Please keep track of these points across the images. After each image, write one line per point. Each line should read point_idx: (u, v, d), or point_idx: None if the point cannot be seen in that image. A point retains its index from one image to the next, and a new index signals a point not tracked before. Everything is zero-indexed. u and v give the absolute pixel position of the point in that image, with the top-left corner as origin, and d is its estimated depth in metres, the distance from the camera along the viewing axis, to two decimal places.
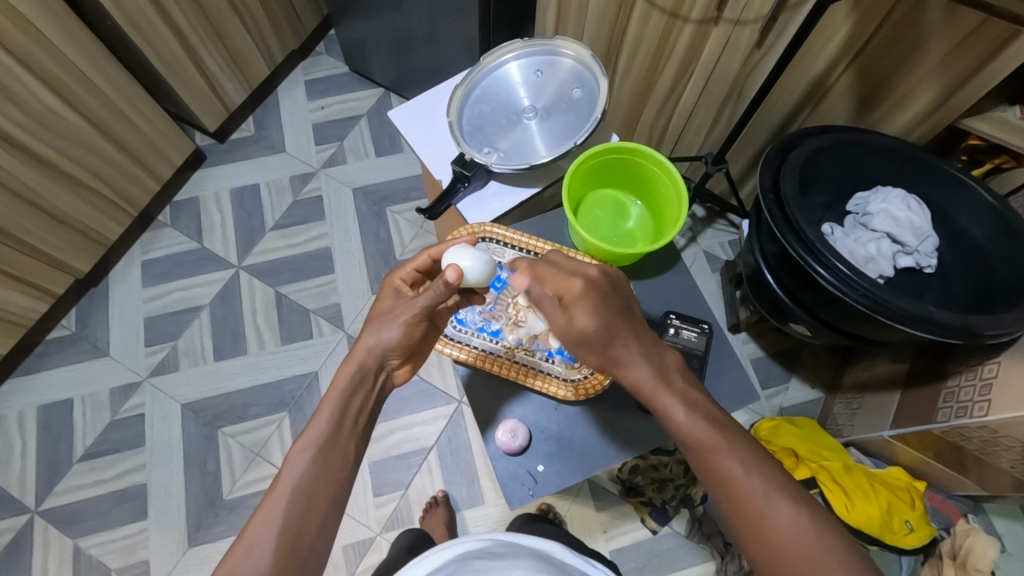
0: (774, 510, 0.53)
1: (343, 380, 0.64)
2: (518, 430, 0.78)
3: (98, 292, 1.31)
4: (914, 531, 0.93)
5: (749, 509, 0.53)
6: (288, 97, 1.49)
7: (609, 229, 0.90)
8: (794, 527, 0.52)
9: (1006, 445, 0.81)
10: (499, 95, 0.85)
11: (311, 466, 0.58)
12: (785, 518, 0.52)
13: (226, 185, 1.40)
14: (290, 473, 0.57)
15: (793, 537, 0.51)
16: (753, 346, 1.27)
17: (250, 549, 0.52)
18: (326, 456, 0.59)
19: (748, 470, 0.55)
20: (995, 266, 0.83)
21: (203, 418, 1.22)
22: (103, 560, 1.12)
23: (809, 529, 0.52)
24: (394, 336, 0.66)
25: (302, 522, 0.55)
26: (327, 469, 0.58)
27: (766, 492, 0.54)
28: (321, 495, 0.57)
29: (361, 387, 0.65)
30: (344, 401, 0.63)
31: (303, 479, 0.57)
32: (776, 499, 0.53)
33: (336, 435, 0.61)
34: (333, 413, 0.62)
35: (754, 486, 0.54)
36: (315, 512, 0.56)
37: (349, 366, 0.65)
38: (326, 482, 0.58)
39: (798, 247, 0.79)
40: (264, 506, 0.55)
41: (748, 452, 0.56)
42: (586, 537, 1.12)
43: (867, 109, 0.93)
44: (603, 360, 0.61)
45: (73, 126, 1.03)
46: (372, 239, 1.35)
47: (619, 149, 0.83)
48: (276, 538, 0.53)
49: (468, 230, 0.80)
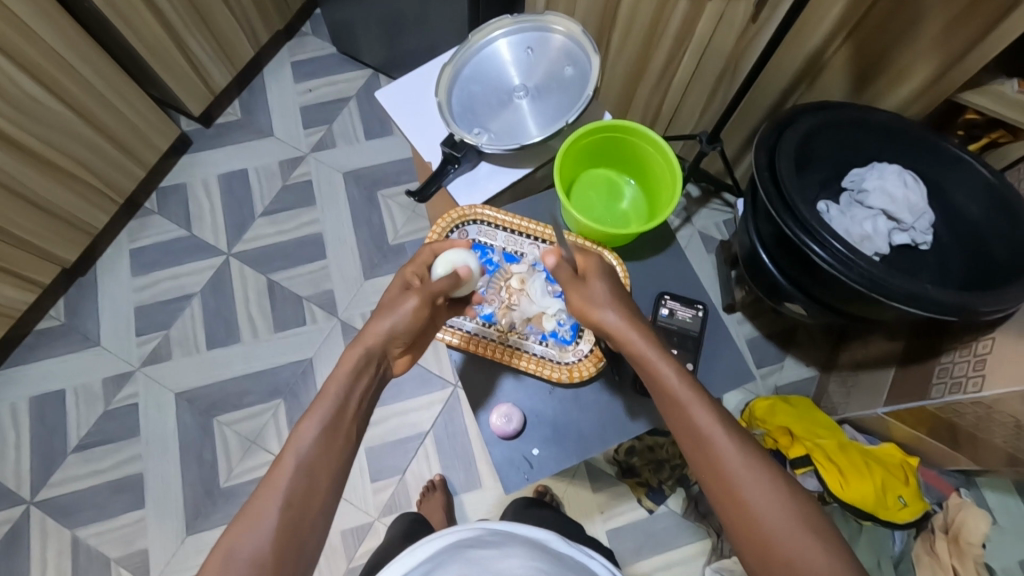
0: (756, 483, 0.52)
1: (347, 364, 0.62)
2: (517, 424, 0.77)
3: (87, 283, 1.29)
4: (908, 506, 0.94)
5: (730, 480, 0.53)
6: (275, 80, 1.45)
7: (602, 212, 0.87)
8: (773, 502, 0.51)
9: (999, 420, 0.82)
10: (489, 73, 0.82)
11: (316, 440, 0.56)
12: (764, 502, 0.51)
13: (214, 171, 1.38)
14: (297, 446, 0.56)
15: (770, 512, 0.51)
16: (748, 327, 1.26)
17: (253, 526, 0.50)
18: (330, 433, 0.57)
19: (733, 442, 0.55)
20: (992, 245, 0.82)
21: (198, 407, 1.21)
22: (102, 550, 1.12)
23: (788, 507, 0.51)
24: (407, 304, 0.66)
25: (305, 501, 0.53)
26: (332, 445, 0.57)
27: (748, 464, 0.53)
28: (323, 475, 0.55)
29: (365, 371, 0.63)
30: (350, 384, 0.61)
31: (307, 455, 0.55)
32: (757, 473, 0.53)
33: (337, 409, 0.59)
34: (338, 394, 0.60)
35: (738, 457, 0.54)
36: (316, 491, 0.54)
37: (356, 350, 0.64)
38: (330, 460, 0.56)
39: (793, 226, 0.78)
40: (267, 481, 0.53)
41: (734, 428, 0.56)
42: (584, 518, 1.13)
43: (864, 84, 0.91)
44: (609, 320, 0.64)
45: (57, 114, 1.00)
46: (364, 225, 1.34)
47: (612, 126, 0.80)
48: (279, 514, 0.51)
49: (459, 212, 0.80)
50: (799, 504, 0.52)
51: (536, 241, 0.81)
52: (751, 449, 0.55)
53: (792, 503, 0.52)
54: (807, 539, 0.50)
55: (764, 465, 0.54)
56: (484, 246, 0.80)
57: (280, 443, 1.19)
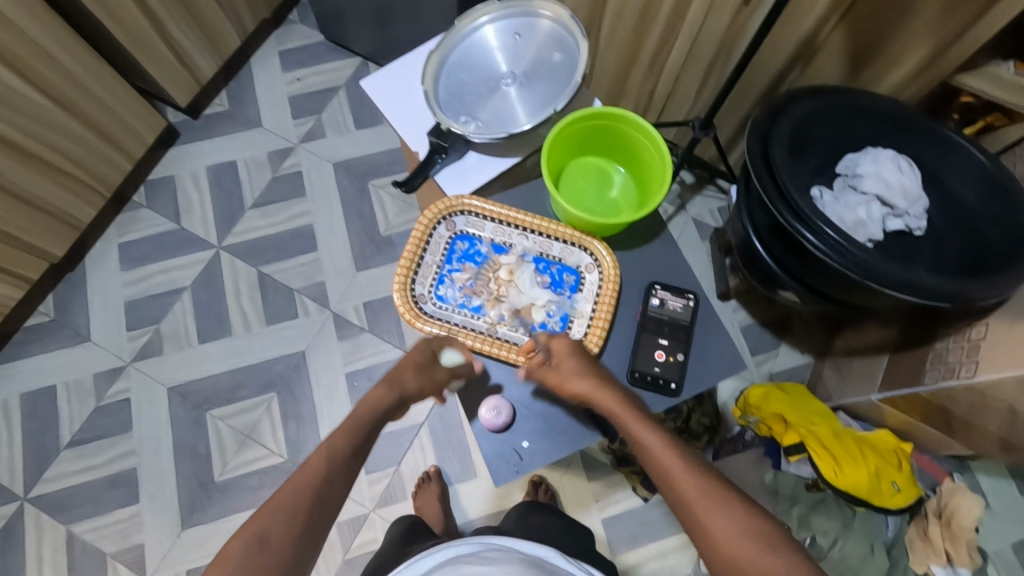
0: (721, 511, 0.53)
1: (375, 400, 0.66)
2: (502, 418, 0.75)
3: (76, 278, 1.28)
4: (901, 492, 0.94)
5: (694, 512, 0.54)
6: (263, 69, 1.43)
7: (591, 200, 0.85)
8: (739, 529, 0.52)
9: (993, 408, 0.81)
10: (477, 60, 0.80)
11: (345, 450, 0.60)
12: (731, 533, 0.51)
13: (202, 163, 1.36)
14: (328, 449, 0.59)
15: (737, 540, 0.51)
16: (743, 314, 1.26)
17: (279, 512, 0.53)
18: (356, 447, 0.61)
19: (698, 479, 0.55)
20: (986, 230, 0.82)
21: (191, 401, 1.21)
22: (98, 545, 1.12)
23: (755, 534, 0.51)
24: (438, 374, 0.72)
25: (325, 488, 0.56)
26: (356, 457, 0.61)
27: (712, 494, 0.54)
28: (341, 468, 0.58)
29: (389, 407, 0.67)
30: (376, 416, 0.65)
31: (335, 460, 0.59)
32: (722, 505, 0.53)
33: (364, 430, 0.63)
34: (361, 412, 0.65)
35: (701, 489, 0.55)
36: (334, 481, 0.57)
37: (387, 396, 0.67)
38: (347, 457, 0.60)
39: (786, 213, 0.76)
40: (297, 475, 0.56)
41: (700, 467, 0.57)
42: (578, 507, 1.13)
43: (859, 67, 0.90)
44: (583, 390, 0.66)
45: (40, 106, 0.98)
46: (355, 215, 1.32)
47: (602, 115, 0.78)
48: (304, 507, 0.54)
49: (447, 204, 0.78)
50: (767, 531, 0.52)
51: (525, 231, 0.80)
52: (717, 483, 0.55)
53: (760, 530, 0.52)
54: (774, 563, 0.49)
55: (729, 496, 0.54)
56: (472, 238, 0.80)
57: (274, 436, 1.18)
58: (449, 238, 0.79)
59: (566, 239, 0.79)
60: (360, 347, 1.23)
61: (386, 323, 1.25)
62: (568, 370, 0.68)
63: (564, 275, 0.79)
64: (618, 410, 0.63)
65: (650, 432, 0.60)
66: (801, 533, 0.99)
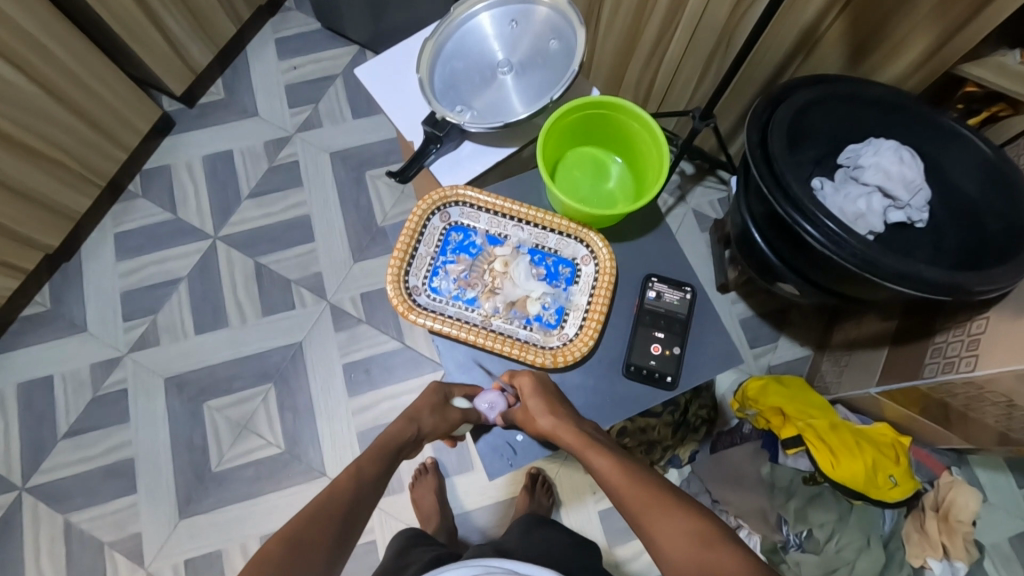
0: (667, 519, 0.54)
1: (398, 428, 0.71)
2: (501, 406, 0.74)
3: (72, 268, 1.27)
4: (898, 485, 0.94)
5: (644, 526, 0.55)
6: (258, 58, 1.42)
7: (587, 191, 0.84)
8: (683, 534, 0.53)
9: (991, 400, 0.82)
10: (472, 48, 0.79)
11: (371, 469, 0.65)
12: (669, 538, 0.53)
13: (198, 153, 1.35)
14: (357, 468, 0.64)
15: (682, 543, 0.52)
16: (742, 307, 1.25)
17: (317, 513, 0.56)
18: (380, 469, 0.66)
19: (640, 493, 0.58)
20: (988, 222, 0.80)
21: (187, 393, 1.20)
22: (95, 535, 1.13)
23: (691, 535, 0.52)
24: (453, 416, 0.74)
25: (360, 495, 0.61)
26: (380, 478, 0.65)
27: (659, 505, 0.56)
28: (371, 481, 0.64)
29: (407, 438, 0.71)
30: (398, 444, 0.70)
31: (363, 477, 0.63)
32: (662, 513, 0.55)
33: (388, 454, 0.68)
34: (389, 435, 0.70)
35: (647, 502, 0.57)
36: (367, 489, 0.62)
37: (407, 428, 0.72)
38: (376, 472, 0.65)
39: (785, 205, 0.75)
40: (330, 486, 0.61)
41: (645, 481, 0.59)
42: (575, 500, 1.14)
43: (862, 56, 0.89)
44: (546, 427, 0.68)
45: (28, 95, 0.97)
46: (351, 206, 1.31)
47: (598, 103, 0.77)
48: (340, 510, 0.58)
49: (441, 194, 0.77)
50: (703, 531, 0.53)
51: (520, 223, 0.79)
52: (659, 494, 0.57)
53: (697, 531, 0.53)
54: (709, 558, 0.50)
55: (669, 504, 0.56)
56: (467, 229, 0.79)
57: (270, 427, 1.18)
58: (444, 229, 0.78)
59: (562, 231, 0.78)
60: (357, 339, 1.23)
61: (383, 314, 1.24)
62: (530, 410, 0.69)
63: (560, 268, 0.78)
64: (574, 442, 0.66)
65: (602, 458, 0.63)
66: (798, 526, 0.98)
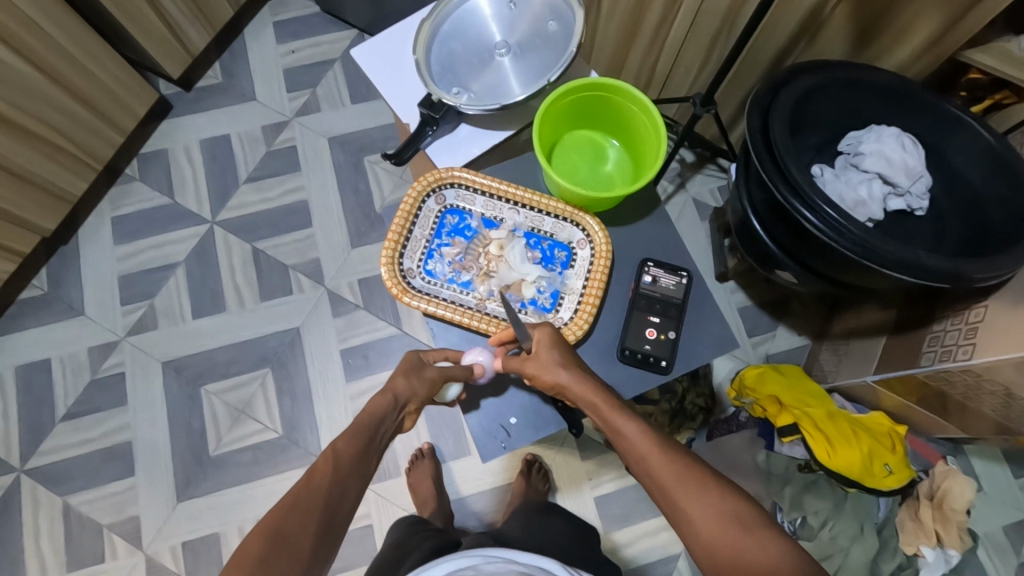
0: (701, 495, 0.50)
1: (375, 404, 0.63)
2: (485, 359, 0.72)
3: (69, 252, 1.27)
4: (893, 474, 0.94)
5: (675, 499, 0.51)
6: (256, 41, 1.40)
7: (584, 175, 0.83)
8: (720, 514, 0.49)
9: (989, 388, 0.82)
10: (470, 30, 0.78)
11: (350, 452, 0.57)
12: (703, 514, 0.49)
13: (195, 137, 1.34)
14: (333, 454, 0.56)
15: (717, 524, 0.48)
16: (741, 295, 1.25)
17: (292, 513, 0.50)
18: (362, 451, 0.59)
19: (672, 463, 0.53)
20: (989, 210, 0.80)
21: (185, 376, 1.21)
22: (94, 516, 1.13)
23: (729, 515, 0.49)
24: (432, 371, 0.68)
25: (343, 483, 0.54)
26: (362, 461, 0.58)
27: (693, 480, 0.51)
28: (354, 464, 0.57)
29: (391, 414, 0.64)
30: (379, 416, 0.62)
31: (341, 464, 0.56)
32: (697, 488, 0.51)
33: (369, 432, 0.60)
34: (372, 410, 0.63)
35: (681, 474, 0.52)
36: (348, 476, 0.55)
37: (383, 396, 0.64)
38: (359, 454, 0.58)
39: (785, 190, 0.75)
40: (305, 478, 0.53)
41: (674, 450, 0.55)
42: (571, 485, 1.14)
43: (866, 41, 0.88)
44: (565, 381, 0.62)
45: (25, 76, 0.96)
46: (350, 191, 1.31)
47: (596, 85, 0.76)
48: (317, 507, 0.51)
49: (436, 176, 0.77)
50: (741, 511, 0.49)
51: (516, 206, 0.78)
52: (691, 466, 0.53)
53: (734, 511, 0.49)
54: (747, 540, 0.47)
55: (703, 478, 0.52)
56: (462, 212, 0.78)
57: (267, 412, 1.18)
58: (439, 212, 0.78)
59: (558, 214, 0.78)
60: (355, 324, 1.23)
61: (380, 300, 1.24)
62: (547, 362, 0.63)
63: (556, 251, 0.78)
64: (594, 398, 0.60)
65: (628, 421, 0.57)
66: (793, 513, 0.99)
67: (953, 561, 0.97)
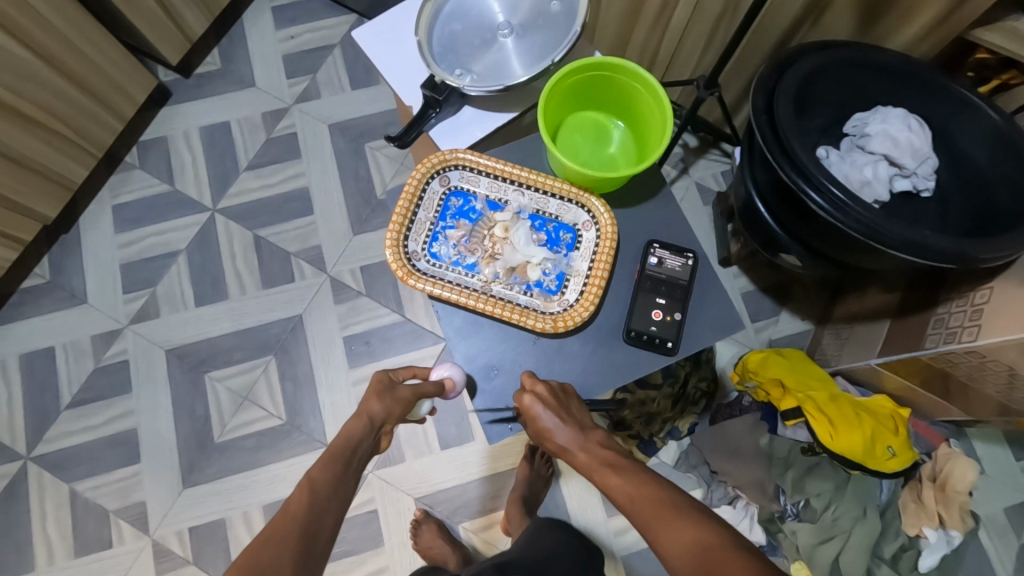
0: (675, 529, 0.53)
1: (350, 428, 0.65)
2: (454, 373, 0.73)
3: (70, 240, 1.27)
4: (896, 456, 0.94)
5: (652, 537, 0.54)
6: (255, 26, 1.39)
7: (588, 156, 0.83)
8: (693, 544, 0.51)
9: (992, 370, 0.82)
10: (472, 9, 0.77)
11: (327, 481, 0.60)
12: (675, 546, 0.52)
13: (195, 123, 1.33)
14: (309, 484, 0.59)
15: (688, 554, 0.51)
16: (744, 281, 1.24)
17: (267, 547, 0.52)
18: (339, 478, 0.61)
19: (647, 503, 0.56)
20: (995, 189, 0.80)
21: (189, 363, 1.21)
22: (100, 502, 1.14)
23: (697, 543, 0.51)
24: (404, 391, 0.70)
25: (319, 514, 0.56)
26: (338, 488, 0.60)
27: (665, 517, 0.54)
28: (329, 493, 0.59)
29: (368, 436, 0.66)
30: (355, 441, 0.64)
31: (318, 492, 0.58)
32: (669, 523, 0.54)
33: (346, 458, 0.63)
34: (348, 435, 0.65)
35: (656, 512, 0.55)
36: (327, 507, 0.57)
37: (358, 420, 0.66)
38: (335, 483, 0.60)
39: (790, 171, 0.74)
40: (280, 515, 0.55)
41: (653, 489, 0.58)
42: (574, 471, 1.15)
43: (872, 20, 0.87)
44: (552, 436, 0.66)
45: (23, 61, 0.95)
46: (351, 177, 1.30)
47: (600, 64, 0.75)
48: (292, 540, 0.53)
49: (440, 157, 0.76)
50: (710, 538, 0.51)
51: (521, 187, 0.78)
52: (666, 504, 0.56)
53: (704, 540, 0.51)
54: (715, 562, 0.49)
55: (676, 513, 0.54)
56: (467, 194, 0.78)
57: (271, 398, 1.19)
58: (443, 194, 0.78)
59: (563, 195, 0.77)
60: (357, 311, 1.23)
61: (382, 287, 1.24)
62: (539, 423, 0.67)
63: (561, 234, 0.77)
64: (581, 455, 0.64)
65: (610, 472, 0.61)
66: (795, 496, 0.99)
67: (955, 542, 0.98)
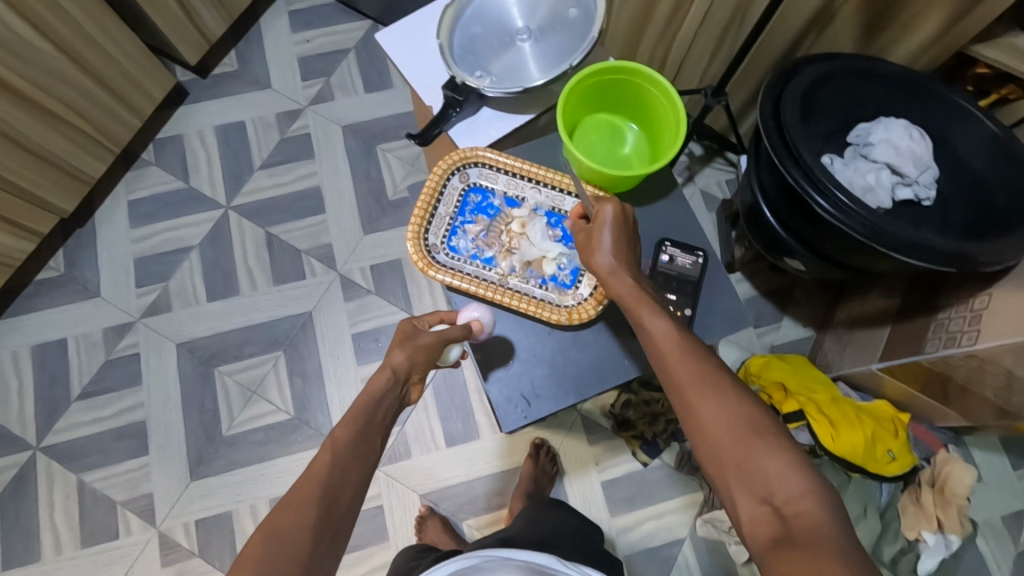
0: (715, 402, 0.51)
1: (373, 384, 0.64)
2: (482, 315, 0.75)
3: (85, 233, 1.28)
4: (896, 459, 0.96)
5: (688, 396, 0.53)
6: (271, 29, 1.42)
7: (603, 156, 0.85)
8: (734, 420, 0.50)
9: (991, 372, 0.84)
10: (492, 13, 0.80)
11: (349, 438, 0.58)
12: (716, 418, 0.51)
13: (210, 122, 1.36)
14: (332, 442, 0.57)
15: (726, 428, 0.50)
16: (747, 286, 1.26)
17: (290, 509, 0.51)
18: (362, 434, 0.59)
19: (690, 363, 0.54)
20: (994, 195, 0.82)
21: (199, 357, 1.22)
22: (108, 493, 1.15)
23: (738, 422, 0.50)
24: (426, 338, 0.69)
25: (344, 474, 0.55)
26: (362, 445, 0.59)
27: (708, 383, 0.53)
28: (352, 450, 0.57)
29: (391, 391, 0.65)
30: (380, 396, 0.63)
31: (340, 450, 0.57)
32: (715, 392, 0.52)
33: (369, 413, 0.61)
34: (372, 388, 0.64)
35: (699, 377, 0.53)
36: (351, 466, 0.56)
37: (381, 374, 0.65)
38: (359, 441, 0.58)
39: (796, 174, 0.76)
40: (303, 475, 0.54)
41: (699, 353, 0.56)
42: (579, 468, 1.16)
43: (876, 32, 0.89)
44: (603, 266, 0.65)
45: (47, 55, 0.98)
46: (362, 178, 1.32)
47: (616, 68, 0.78)
48: (313, 502, 0.52)
49: (460, 155, 0.79)
50: (751, 421, 0.50)
51: (538, 185, 0.81)
52: (712, 372, 0.54)
53: (746, 421, 0.50)
54: (752, 446, 0.49)
55: (721, 384, 0.53)
56: (485, 190, 0.80)
57: (279, 392, 1.20)
58: (463, 190, 0.80)
59: (578, 193, 0.80)
60: (366, 308, 1.24)
61: (391, 285, 1.26)
62: (597, 246, 0.66)
63: None
64: (627, 295, 0.62)
65: (655, 317, 0.59)
66: None
67: (954, 546, 0.99)
